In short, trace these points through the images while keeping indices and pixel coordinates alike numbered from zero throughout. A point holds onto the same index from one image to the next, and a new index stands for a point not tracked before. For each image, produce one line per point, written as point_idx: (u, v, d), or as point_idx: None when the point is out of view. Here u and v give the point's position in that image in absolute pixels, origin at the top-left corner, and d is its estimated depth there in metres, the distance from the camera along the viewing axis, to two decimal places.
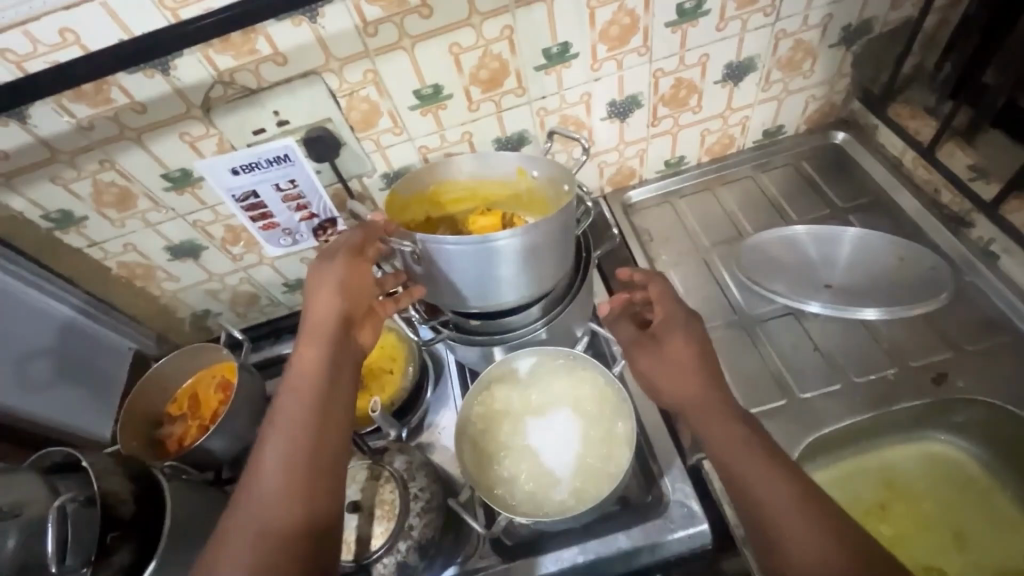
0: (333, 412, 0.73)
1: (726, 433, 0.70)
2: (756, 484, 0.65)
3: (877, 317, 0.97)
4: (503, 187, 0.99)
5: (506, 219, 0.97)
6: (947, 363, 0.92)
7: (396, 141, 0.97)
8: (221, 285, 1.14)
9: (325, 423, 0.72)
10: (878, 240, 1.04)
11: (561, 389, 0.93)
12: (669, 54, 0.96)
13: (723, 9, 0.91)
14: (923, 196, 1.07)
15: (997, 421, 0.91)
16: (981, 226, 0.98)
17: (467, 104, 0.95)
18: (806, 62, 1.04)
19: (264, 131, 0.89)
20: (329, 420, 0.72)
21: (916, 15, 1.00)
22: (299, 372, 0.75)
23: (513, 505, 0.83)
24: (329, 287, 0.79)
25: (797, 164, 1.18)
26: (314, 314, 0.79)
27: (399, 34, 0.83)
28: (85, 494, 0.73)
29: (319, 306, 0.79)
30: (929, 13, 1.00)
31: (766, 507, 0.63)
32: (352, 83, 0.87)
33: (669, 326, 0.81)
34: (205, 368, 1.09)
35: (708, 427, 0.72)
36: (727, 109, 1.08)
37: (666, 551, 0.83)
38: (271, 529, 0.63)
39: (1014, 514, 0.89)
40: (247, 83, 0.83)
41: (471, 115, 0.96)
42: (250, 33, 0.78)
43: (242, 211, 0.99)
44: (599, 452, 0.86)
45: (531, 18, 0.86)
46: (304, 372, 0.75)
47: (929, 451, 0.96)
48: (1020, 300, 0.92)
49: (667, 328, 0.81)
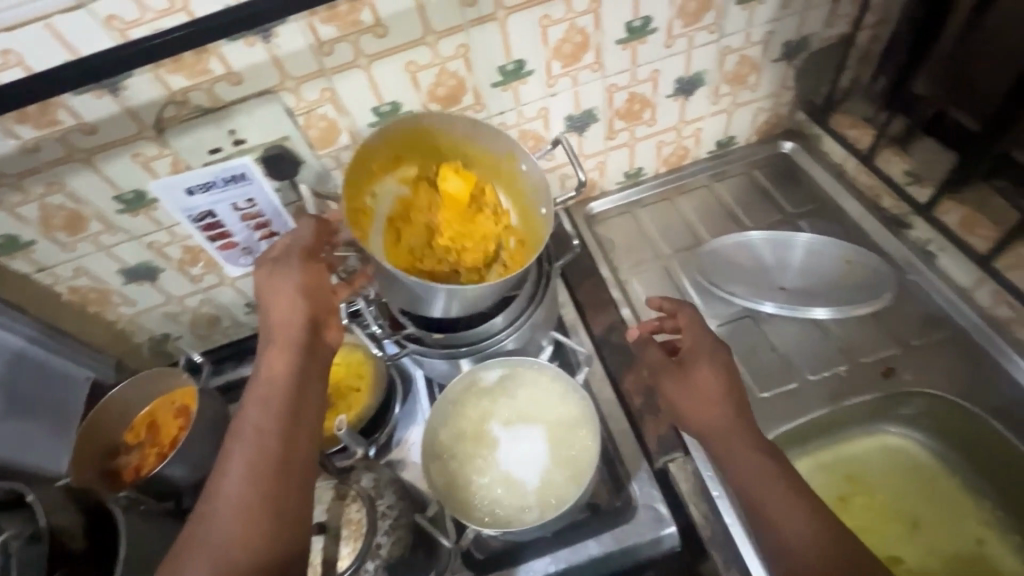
0: (299, 420, 0.73)
1: (754, 465, 0.74)
2: (781, 519, 0.70)
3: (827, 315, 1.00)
4: (485, 155, 0.92)
5: (478, 190, 0.92)
6: (895, 358, 0.97)
7: None
8: (180, 307, 1.11)
9: (291, 430, 0.72)
10: (827, 246, 1.07)
11: (529, 398, 0.94)
12: (622, 70, 0.99)
13: (669, 27, 0.95)
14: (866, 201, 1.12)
15: (945, 413, 0.96)
16: (919, 227, 1.04)
17: None
18: (751, 76, 1.09)
19: (220, 150, 0.88)
20: (295, 430, 0.72)
21: (849, 32, 1.06)
22: (262, 380, 0.75)
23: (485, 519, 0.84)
24: (287, 293, 0.80)
25: (750, 173, 1.22)
26: (275, 318, 0.79)
27: (354, 53, 0.84)
28: (29, 531, 0.70)
29: (279, 312, 0.79)
30: (861, 30, 1.06)
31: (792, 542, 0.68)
32: (309, 102, 0.87)
33: (695, 356, 0.84)
34: (166, 393, 1.05)
35: (731, 455, 0.76)
36: (680, 121, 1.12)
37: (635, 554, 0.86)
38: (239, 543, 0.63)
39: (964, 501, 0.94)
40: (201, 101, 0.82)
41: None
42: (202, 53, 0.77)
43: (200, 231, 0.98)
44: (565, 463, 0.87)
45: (485, 36, 0.88)
46: (267, 379, 0.75)
47: (886, 444, 1.00)
48: (958, 296, 0.98)
49: (695, 356, 0.84)
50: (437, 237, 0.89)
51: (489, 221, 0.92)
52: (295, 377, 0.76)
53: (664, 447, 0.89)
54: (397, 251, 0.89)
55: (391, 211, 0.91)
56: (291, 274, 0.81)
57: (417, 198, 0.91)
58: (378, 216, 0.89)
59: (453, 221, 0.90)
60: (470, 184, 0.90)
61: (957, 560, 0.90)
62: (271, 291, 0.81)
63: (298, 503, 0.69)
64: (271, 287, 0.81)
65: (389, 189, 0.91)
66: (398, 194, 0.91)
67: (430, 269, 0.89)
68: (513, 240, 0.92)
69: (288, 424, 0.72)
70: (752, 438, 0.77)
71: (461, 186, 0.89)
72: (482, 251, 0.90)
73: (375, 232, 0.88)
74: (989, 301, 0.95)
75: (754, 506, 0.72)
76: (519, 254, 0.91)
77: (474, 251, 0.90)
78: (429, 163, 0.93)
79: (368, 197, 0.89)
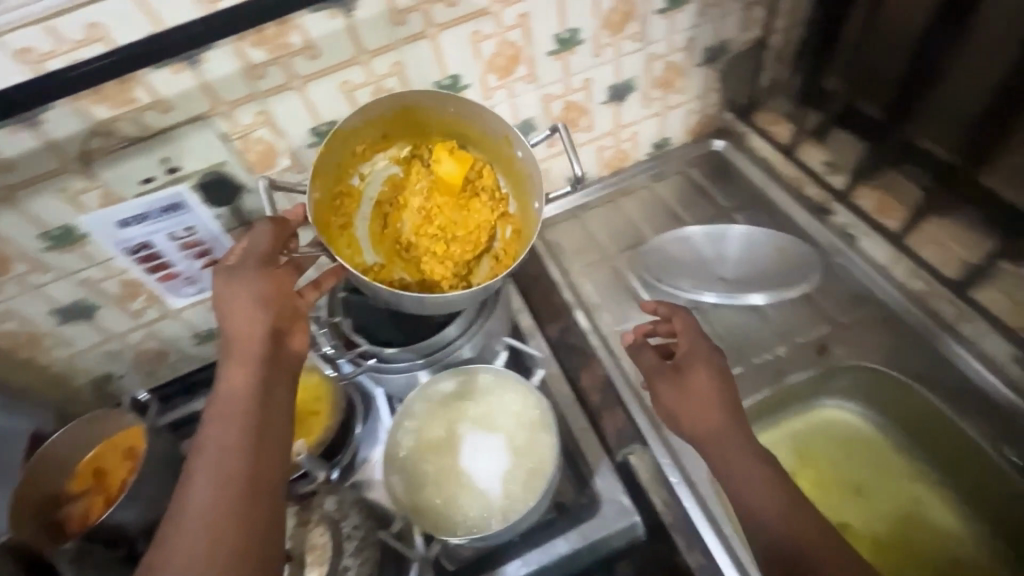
0: (268, 435, 0.71)
1: (752, 472, 0.75)
2: (787, 525, 0.70)
3: (764, 301, 1.03)
4: (484, 136, 0.94)
5: (472, 171, 0.94)
6: (828, 336, 1.03)
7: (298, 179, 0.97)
8: (122, 344, 1.07)
9: (259, 446, 0.69)
10: (761, 235, 1.13)
11: (486, 404, 0.97)
12: (555, 79, 1.03)
13: (596, 37, 1.00)
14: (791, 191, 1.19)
15: (876, 384, 1.02)
16: (840, 213, 1.12)
17: None
18: (678, 80, 1.15)
19: (152, 180, 0.86)
20: (263, 445, 0.70)
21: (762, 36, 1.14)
22: (226, 395, 0.72)
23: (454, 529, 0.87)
24: (250, 301, 0.77)
25: (687, 171, 1.28)
26: (235, 330, 0.76)
27: (286, 75, 0.83)
28: None
29: (240, 321, 0.76)
30: (774, 34, 1.14)
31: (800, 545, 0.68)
32: (244, 126, 0.86)
33: (692, 360, 0.86)
34: (111, 436, 1.00)
35: (726, 459, 0.77)
36: (616, 126, 1.17)
37: (603, 548, 0.92)
38: (205, 567, 0.60)
39: (899, 463, 1.02)
40: (126, 130, 0.80)
41: None
42: (127, 82, 0.76)
43: (136, 264, 0.94)
44: (527, 466, 0.90)
45: (418, 52, 0.89)
46: (230, 395, 0.72)
47: (828, 418, 1.07)
48: (879, 275, 1.05)
49: (690, 361, 0.86)
50: (426, 220, 0.94)
51: (482, 208, 0.95)
52: (258, 391, 0.73)
53: (623, 441, 0.96)
54: (384, 235, 0.94)
55: (381, 193, 0.95)
56: (251, 280, 0.78)
57: (408, 181, 0.94)
58: (367, 198, 0.94)
59: (445, 205, 0.94)
60: (464, 169, 0.93)
61: (898, 518, 0.98)
62: (230, 300, 0.77)
63: (267, 522, 0.65)
64: (230, 296, 0.77)
65: (381, 169, 0.95)
66: (391, 175, 0.95)
67: (416, 254, 0.94)
68: (507, 229, 0.96)
69: (256, 439, 0.69)
70: (750, 444, 0.78)
71: (454, 171, 0.93)
72: (471, 238, 0.94)
73: (362, 215, 0.94)
74: (906, 276, 1.03)
75: (752, 516, 0.73)
76: (512, 245, 0.94)
77: (463, 238, 0.94)
78: (424, 144, 0.95)
79: (357, 179, 0.93)
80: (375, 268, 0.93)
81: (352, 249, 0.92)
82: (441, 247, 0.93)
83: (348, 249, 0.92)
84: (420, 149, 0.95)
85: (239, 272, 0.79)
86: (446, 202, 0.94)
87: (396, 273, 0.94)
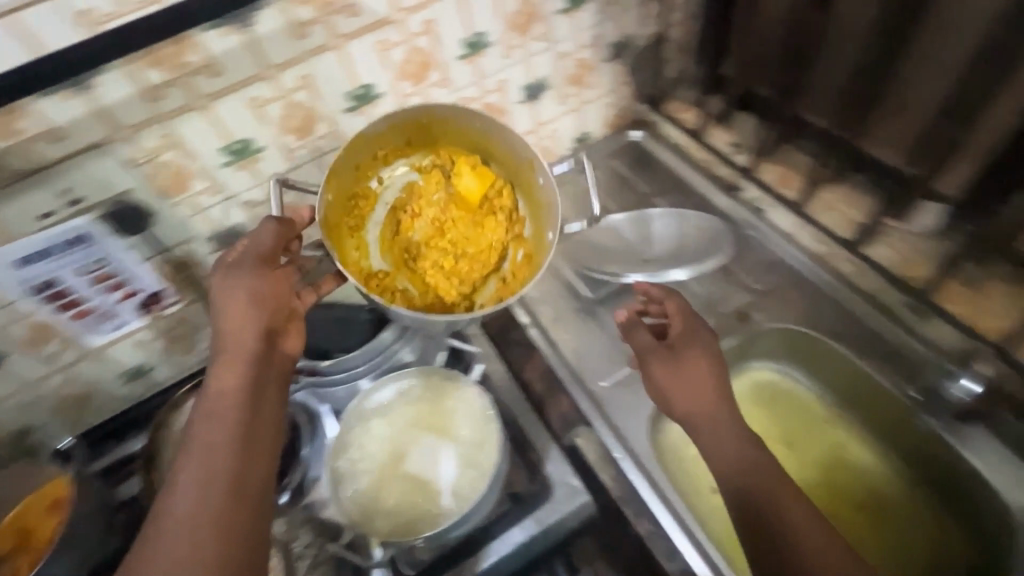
0: (257, 439, 0.77)
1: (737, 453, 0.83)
2: (788, 512, 0.77)
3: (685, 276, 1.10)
4: (505, 155, 1.03)
5: (489, 190, 1.03)
6: (748, 304, 1.13)
7: (215, 202, 0.96)
8: (38, 395, 1.01)
9: (248, 448, 0.75)
10: (672, 218, 1.20)
11: (422, 410, 1.04)
12: (470, 83, 1.07)
13: (504, 40, 1.04)
14: (704, 173, 1.27)
15: (789, 341, 1.14)
16: (747, 189, 1.23)
17: (285, 155, 0.97)
18: (589, 76, 1.21)
19: (51, 215, 0.82)
20: (253, 447, 0.76)
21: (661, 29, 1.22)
22: (218, 396, 0.78)
23: (407, 529, 0.93)
24: (245, 307, 0.84)
25: (610, 164, 1.34)
26: (228, 329, 0.83)
27: (189, 95, 0.82)
28: None
29: (236, 325, 0.83)
30: (673, 27, 1.22)
31: (801, 539, 0.74)
32: (149, 150, 0.84)
33: (684, 341, 0.94)
34: (34, 490, 0.94)
35: (719, 443, 0.84)
36: (536, 124, 1.23)
37: (559, 529, 0.97)
38: (189, 558, 0.62)
39: (820, 410, 1.15)
40: (13, 164, 0.76)
41: (289, 165, 0.99)
42: (12, 114, 0.72)
43: (44, 304, 0.89)
44: (472, 459, 0.97)
45: (327, 65, 0.90)
46: (223, 397, 0.78)
47: (755, 379, 1.18)
48: (785, 242, 1.15)
49: (686, 341, 0.94)
50: (439, 232, 1.02)
51: (496, 228, 1.04)
52: (250, 390, 0.80)
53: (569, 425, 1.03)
54: (395, 241, 1.02)
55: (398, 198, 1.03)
56: (249, 283, 0.85)
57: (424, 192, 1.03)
58: (383, 201, 1.03)
59: (461, 220, 1.03)
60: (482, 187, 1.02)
61: (826, 462, 1.10)
62: (227, 302, 0.83)
63: (253, 519, 0.69)
64: (227, 299, 0.83)
65: (399, 174, 1.04)
66: (411, 181, 1.04)
67: (424, 267, 1.01)
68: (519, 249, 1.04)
69: (243, 441, 0.75)
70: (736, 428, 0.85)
71: (472, 187, 1.01)
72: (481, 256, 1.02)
73: (377, 220, 1.03)
74: (810, 239, 1.15)
75: (750, 500, 0.79)
76: (520, 269, 1.03)
77: (473, 255, 1.03)
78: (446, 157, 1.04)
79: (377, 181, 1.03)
80: (382, 274, 1.01)
81: (359, 248, 1.01)
82: (448, 262, 1.01)
83: (352, 245, 1.00)
84: (441, 161, 1.04)
85: (234, 276, 0.85)
86: (460, 218, 1.03)
87: (399, 281, 1.02)
